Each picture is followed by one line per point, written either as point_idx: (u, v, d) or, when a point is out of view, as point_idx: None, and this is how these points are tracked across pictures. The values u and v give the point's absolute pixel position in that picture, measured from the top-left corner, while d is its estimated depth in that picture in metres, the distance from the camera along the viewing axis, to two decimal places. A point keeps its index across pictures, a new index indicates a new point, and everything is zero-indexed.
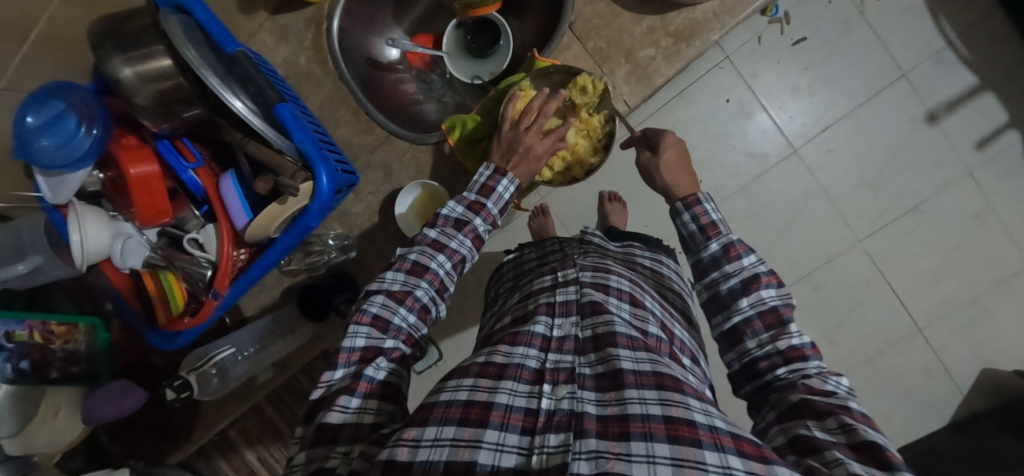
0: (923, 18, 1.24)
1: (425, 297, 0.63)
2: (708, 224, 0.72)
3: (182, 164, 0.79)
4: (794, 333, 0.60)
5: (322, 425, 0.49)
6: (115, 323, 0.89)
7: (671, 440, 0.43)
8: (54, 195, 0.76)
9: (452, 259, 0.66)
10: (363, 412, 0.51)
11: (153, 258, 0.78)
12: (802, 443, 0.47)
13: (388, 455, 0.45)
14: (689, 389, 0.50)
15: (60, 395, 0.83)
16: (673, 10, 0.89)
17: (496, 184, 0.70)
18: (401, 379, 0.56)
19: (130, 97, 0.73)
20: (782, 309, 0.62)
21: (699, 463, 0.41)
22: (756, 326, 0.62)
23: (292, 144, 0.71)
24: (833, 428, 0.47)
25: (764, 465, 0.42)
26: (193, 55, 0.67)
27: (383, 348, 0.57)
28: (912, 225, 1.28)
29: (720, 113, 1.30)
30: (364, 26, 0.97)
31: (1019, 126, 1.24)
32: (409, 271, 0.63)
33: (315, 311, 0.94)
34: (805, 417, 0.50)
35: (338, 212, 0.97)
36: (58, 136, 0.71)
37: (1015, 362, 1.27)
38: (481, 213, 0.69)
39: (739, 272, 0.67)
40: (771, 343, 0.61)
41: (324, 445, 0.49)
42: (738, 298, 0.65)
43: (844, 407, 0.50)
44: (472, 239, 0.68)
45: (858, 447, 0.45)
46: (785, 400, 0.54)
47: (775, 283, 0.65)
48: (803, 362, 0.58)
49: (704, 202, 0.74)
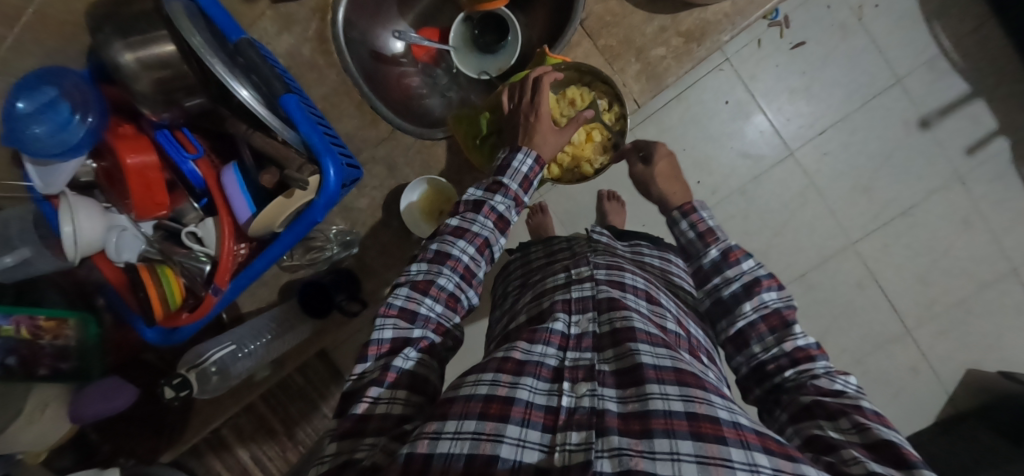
0: (919, 25, 1.26)
1: (449, 285, 0.62)
2: (706, 230, 0.73)
3: (182, 155, 0.76)
4: (798, 335, 0.60)
5: (350, 417, 0.49)
6: (106, 317, 0.86)
7: (695, 437, 0.42)
8: (46, 185, 0.72)
9: (473, 242, 0.65)
10: (391, 403, 0.50)
11: (149, 252, 0.75)
12: (819, 443, 0.48)
13: (409, 448, 0.44)
14: (710, 386, 0.50)
15: (47, 392, 0.80)
16: (684, 10, 0.89)
17: (511, 161, 0.69)
18: (430, 371, 0.55)
19: (129, 84, 0.72)
20: (784, 311, 0.62)
21: (725, 460, 0.41)
22: (761, 331, 0.62)
23: (298, 136, 0.70)
24: (847, 428, 0.48)
25: (790, 462, 0.42)
26: (199, 41, 0.65)
27: (410, 337, 0.56)
28: (904, 228, 1.30)
29: (719, 114, 1.30)
30: (370, 18, 0.95)
31: (1008, 133, 1.27)
32: (431, 260, 0.63)
33: (317, 308, 0.93)
34: (818, 418, 0.50)
35: (340, 207, 0.95)
36: (52, 123, 0.68)
37: (999, 363, 1.30)
38: (500, 191, 0.68)
39: (740, 276, 0.67)
40: (777, 346, 0.60)
41: (352, 438, 0.48)
42: (741, 303, 0.65)
43: (855, 406, 0.50)
44: (493, 220, 0.67)
45: (872, 446, 0.45)
46: (796, 401, 0.54)
47: (775, 287, 0.65)
48: (810, 363, 0.58)
49: (700, 210, 0.75)
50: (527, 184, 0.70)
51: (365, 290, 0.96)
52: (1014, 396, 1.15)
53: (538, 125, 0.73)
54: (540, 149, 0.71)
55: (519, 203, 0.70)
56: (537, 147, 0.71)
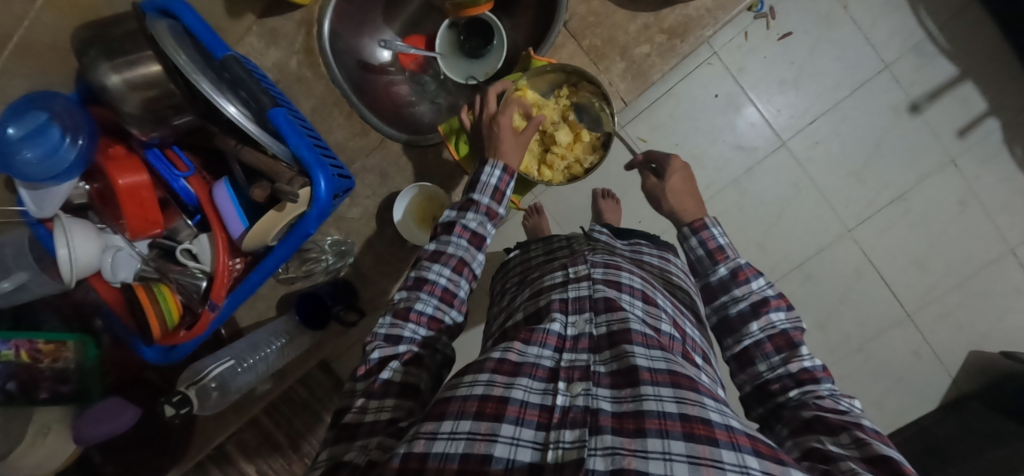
0: (904, 11, 1.27)
1: (428, 309, 0.62)
2: (716, 248, 0.74)
3: (173, 173, 0.78)
4: (806, 356, 0.60)
5: (341, 426, 0.51)
6: (104, 338, 0.87)
7: (688, 438, 0.42)
8: (39, 209, 0.72)
9: (449, 264, 0.65)
10: (379, 412, 0.51)
11: (145, 270, 0.77)
12: (816, 455, 0.47)
13: (405, 448, 0.44)
14: (704, 388, 0.50)
15: (48, 416, 0.81)
16: (666, 7, 0.90)
17: (480, 176, 0.71)
18: (420, 379, 0.56)
19: (118, 105, 0.71)
20: (792, 333, 0.62)
21: (716, 462, 0.41)
22: (767, 350, 0.62)
23: (286, 148, 0.71)
24: (846, 443, 0.47)
25: (780, 465, 0.42)
26: (185, 60, 0.66)
27: (398, 352, 0.57)
28: (899, 213, 1.31)
29: (709, 108, 1.31)
30: (356, 28, 0.95)
31: (998, 115, 1.28)
32: (410, 287, 0.64)
33: (315, 319, 0.93)
34: (818, 432, 0.50)
35: (334, 218, 0.95)
36: (41, 148, 0.69)
37: (1000, 344, 1.30)
38: (473, 207, 0.69)
39: (749, 296, 0.67)
40: (783, 366, 0.60)
41: (344, 443, 0.50)
42: (749, 323, 0.65)
43: (857, 424, 0.50)
44: (467, 238, 0.68)
45: (872, 460, 0.45)
46: (798, 416, 0.55)
47: (784, 306, 0.65)
48: (815, 384, 0.58)
49: (712, 227, 0.77)
50: (500, 194, 0.71)
51: (363, 299, 0.97)
52: (1018, 376, 1.15)
53: (501, 135, 0.75)
54: (505, 157, 0.72)
55: (493, 215, 0.71)
56: (502, 156, 0.73)
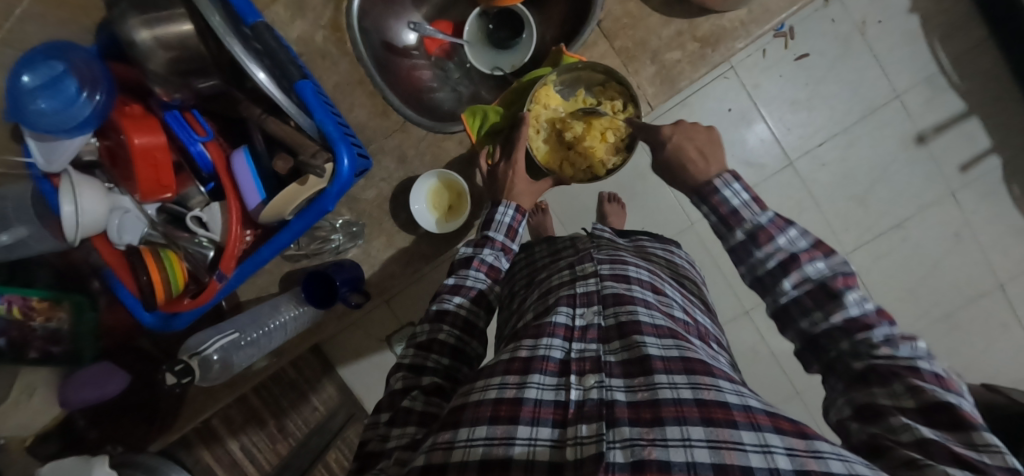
0: (920, 42, 1.29)
1: (452, 340, 0.61)
2: (729, 214, 0.62)
3: (191, 137, 0.76)
4: (851, 305, 0.54)
5: (366, 454, 0.53)
6: (101, 301, 0.85)
7: (706, 423, 0.42)
8: (48, 163, 0.71)
9: (467, 296, 0.66)
10: (400, 437, 0.51)
11: (151, 235, 0.75)
12: (869, 410, 0.48)
13: (425, 460, 0.45)
14: (718, 372, 0.50)
15: (35, 377, 0.81)
16: (700, 15, 0.89)
17: (495, 214, 0.75)
18: (441, 408, 0.55)
19: (143, 63, 0.69)
20: (833, 281, 0.55)
21: (737, 443, 0.41)
22: (805, 306, 0.56)
23: (311, 121, 0.69)
24: (900, 392, 0.47)
25: (804, 440, 0.41)
26: (218, 20, 0.63)
27: (421, 384, 0.57)
28: (896, 241, 1.33)
29: (721, 121, 1.32)
30: (384, 9, 0.94)
31: (1000, 153, 1.30)
32: (431, 320, 0.64)
33: (319, 296, 0.90)
34: (871, 385, 0.50)
35: (347, 198, 0.93)
36: (55, 99, 0.68)
37: (982, 376, 1.33)
38: (489, 244, 0.72)
39: (774, 253, 0.59)
40: (826, 320, 0.55)
41: (372, 456, 0.52)
42: (780, 281, 0.58)
43: (912, 369, 0.48)
44: (484, 271, 0.70)
45: (927, 410, 0.45)
46: (849, 368, 0.53)
47: (820, 255, 0.57)
48: (868, 331, 0.52)
49: (726, 186, 0.63)
50: (512, 232, 0.75)
51: (369, 283, 0.95)
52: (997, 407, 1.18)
53: (516, 180, 0.80)
54: (518, 199, 0.78)
55: (507, 250, 0.74)
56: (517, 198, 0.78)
